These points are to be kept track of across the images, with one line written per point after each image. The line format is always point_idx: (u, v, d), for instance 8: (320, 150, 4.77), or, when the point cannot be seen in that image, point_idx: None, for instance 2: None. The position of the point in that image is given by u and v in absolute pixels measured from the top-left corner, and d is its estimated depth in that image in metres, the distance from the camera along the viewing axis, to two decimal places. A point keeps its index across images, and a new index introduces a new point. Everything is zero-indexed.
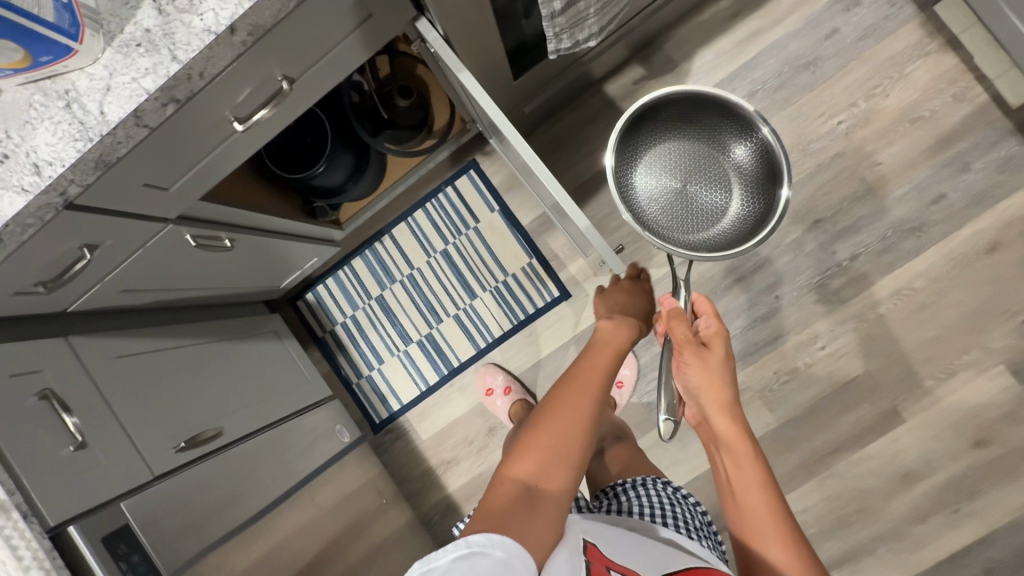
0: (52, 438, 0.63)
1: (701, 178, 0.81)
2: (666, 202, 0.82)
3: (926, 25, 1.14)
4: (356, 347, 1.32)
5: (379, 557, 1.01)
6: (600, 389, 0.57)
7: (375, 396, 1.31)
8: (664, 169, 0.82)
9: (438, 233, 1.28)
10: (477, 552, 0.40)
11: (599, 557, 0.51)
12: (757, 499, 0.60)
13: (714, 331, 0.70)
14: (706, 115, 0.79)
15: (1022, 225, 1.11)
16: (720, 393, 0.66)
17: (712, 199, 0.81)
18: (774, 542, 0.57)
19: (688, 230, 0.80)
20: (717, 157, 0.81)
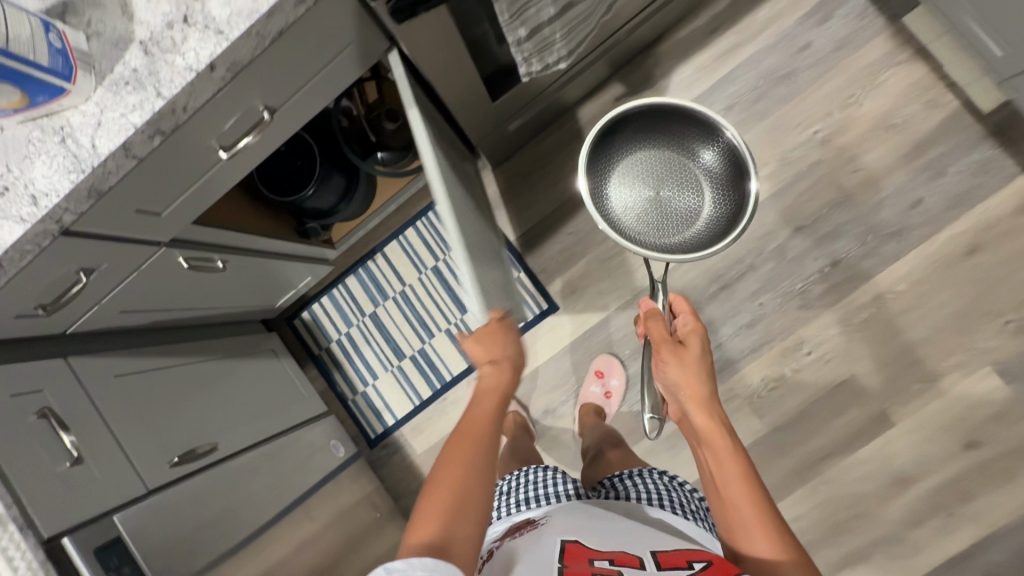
0: (50, 454, 0.66)
1: (673, 183, 0.85)
2: (641, 209, 0.85)
3: (897, 36, 1.18)
4: (351, 364, 1.35)
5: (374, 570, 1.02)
6: (490, 434, 0.56)
7: (370, 411, 1.34)
8: (639, 178, 0.86)
9: (429, 250, 1.32)
10: None
11: (579, 555, 0.53)
12: (737, 484, 0.58)
13: (691, 329, 0.74)
14: (673, 124, 0.82)
15: (1001, 227, 1.12)
16: (696, 388, 0.65)
17: (685, 203, 0.84)
18: (757, 528, 0.55)
19: (665, 234, 0.84)
20: (687, 163, 0.84)
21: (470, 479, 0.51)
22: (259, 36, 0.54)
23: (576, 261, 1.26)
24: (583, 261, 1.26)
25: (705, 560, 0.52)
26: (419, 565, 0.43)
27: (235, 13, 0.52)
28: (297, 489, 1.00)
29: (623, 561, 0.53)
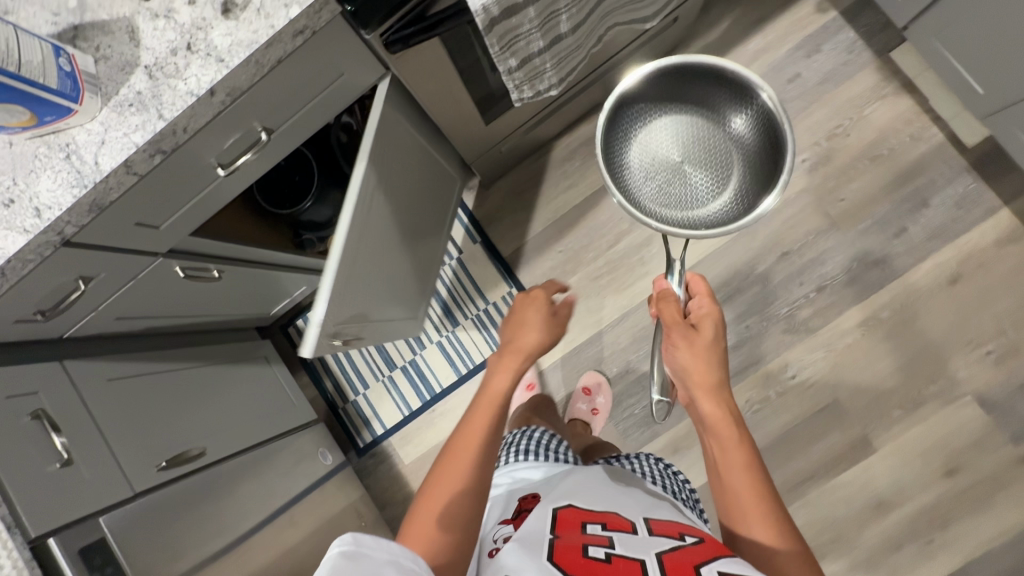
0: (40, 456, 0.68)
1: (699, 154, 0.75)
2: (662, 179, 0.75)
3: (882, 69, 1.21)
4: (342, 372, 1.37)
5: None
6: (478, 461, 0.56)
7: (360, 420, 1.35)
8: (662, 145, 0.76)
9: None
10: (363, 552, 0.44)
11: (571, 522, 0.57)
12: (739, 473, 0.59)
13: (706, 313, 0.72)
14: (701, 86, 0.71)
15: (982, 258, 1.14)
16: (706, 374, 0.65)
17: (712, 175, 0.74)
18: (754, 516, 0.57)
19: (687, 208, 0.74)
20: (716, 129, 0.74)
21: (452, 501, 0.53)
22: (258, 64, 0.57)
23: (567, 278, 1.28)
24: (574, 278, 1.28)
25: (698, 535, 0.56)
26: (379, 549, 0.45)
27: (236, 42, 0.55)
28: (283, 496, 1.02)
29: (615, 525, 0.57)
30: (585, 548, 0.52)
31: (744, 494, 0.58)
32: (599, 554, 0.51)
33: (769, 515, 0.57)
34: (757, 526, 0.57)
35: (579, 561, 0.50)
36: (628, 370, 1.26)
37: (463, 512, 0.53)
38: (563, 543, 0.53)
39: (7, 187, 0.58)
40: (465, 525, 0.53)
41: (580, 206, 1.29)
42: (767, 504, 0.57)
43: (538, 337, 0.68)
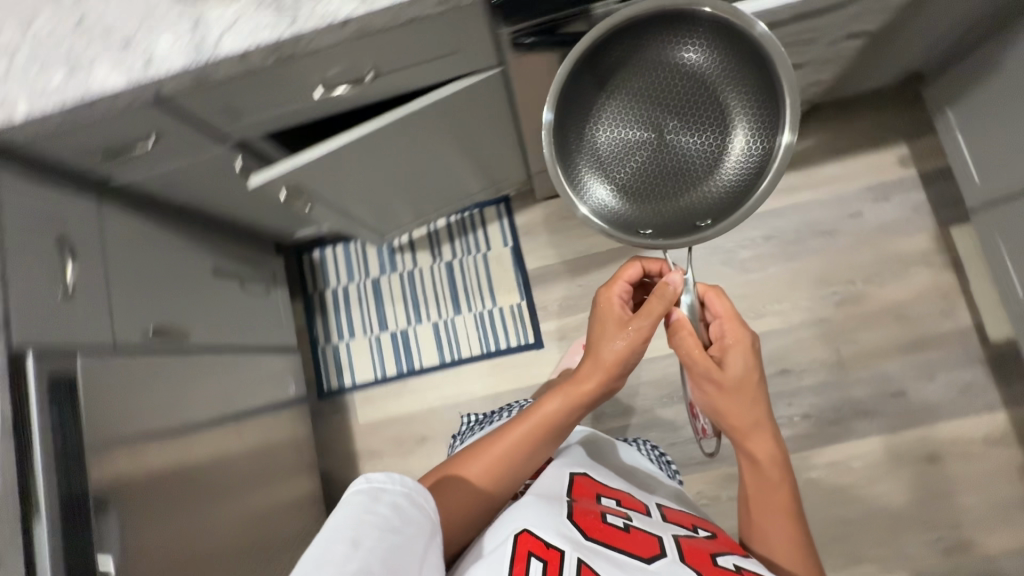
0: (49, 276, 0.71)
1: (678, 137, 0.54)
2: (611, 150, 0.55)
3: (939, 239, 1.24)
4: (335, 315, 1.39)
5: (267, 511, 1.05)
6: (500, 464, 0.72)
7: (333, 365, 1.38)
8: (649, 101, 0.54)
9: (450, 246, 1.38)
10: (379, 487, 0.54)
11: (586, 494, 0.79)
12: (777, 505, 0.71)
13: (734, 345, 0.70)
14: (724, 58, 0.53)
15: (964, 449, 1.16)
16: (742, 416, 0.70)
17: (672, 182, 0.54)
18: (779, 541, 0.70)
19: (621, 193, 0.55)
20: (713, 124, 0.54)
21: (467, 494, 0.71)
22: (396, 13, 0.60)
23: (577, 313, 1.31)
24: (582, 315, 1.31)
25: (708, 530, 0.79)
26: (394, 481, 0.56)
27: None
28: (240, 404, 1.03)
29: (624, 503, 0.79)
30: (604, 518, 0.72)
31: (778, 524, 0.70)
32: (616, 523, 0.72)
33: (795, 539, 0.70)
34: (785, 551, 0.70)
35: (598, 524, 0.70)
36: (598, 420, 1.28)
37: (467, 503, 0.70)
38: (581, 509, 0.74)
39: (130, 30, 0.62)
40: (471, 506, 0.71)
41: (615, 251, 1.32)
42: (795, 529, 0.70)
43: (618, 351, 0.74)
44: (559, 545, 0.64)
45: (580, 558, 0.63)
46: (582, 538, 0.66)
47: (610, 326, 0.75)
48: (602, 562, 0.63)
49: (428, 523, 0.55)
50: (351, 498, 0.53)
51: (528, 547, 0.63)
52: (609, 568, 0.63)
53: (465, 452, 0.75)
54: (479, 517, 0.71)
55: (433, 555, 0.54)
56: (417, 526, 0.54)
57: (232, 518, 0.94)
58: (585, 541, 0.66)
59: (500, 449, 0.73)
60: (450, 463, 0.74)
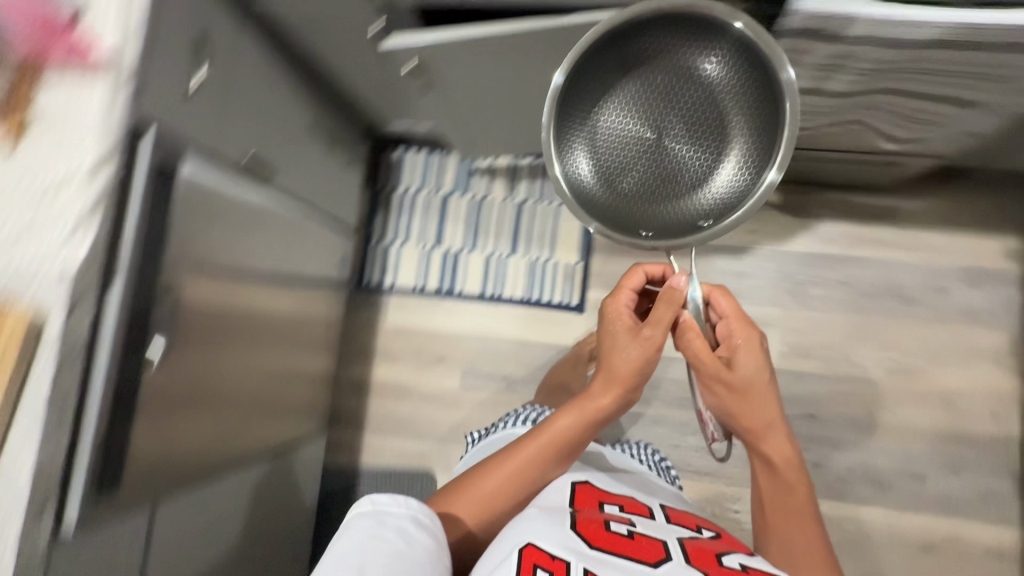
0: (185, 65, 0.70)
1: (676, 142, 0.58)
2: (609, 139, 0.59)
3: (1017, 343, 1.18)
4: (396, 215, 1.41)
5: (286, 367, 1.09)
6: (505, 480, 0.80)
7: (379, 262, 1.40)
8: (663, 101, 0.58)
9: (527, 187, 1.37)
10: (383, 510, 0.63)
11: (587, 502, 0.79)
12: (787, 501, 0.78)
13: (742, 347, 0.79)
14: (740, 83, 0.56)
15: (962, 551, 1.13)
16: (756, 417, 0.78)
17: (661, 183, 0.58)
18: (793, 541, 0.75)
19: (608, 180, 0.59)
20: (708, 140, 0.58)
21: (473, 504, 0.78)
22: None
23: None
24: None
25: (714, 530, 0.80)
26: (398, 504, 0.65)
27: None
28: (295, 261, 1.06)
29: (626, 510, 0.79)
30: (607, 526, 0.73)
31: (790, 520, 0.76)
32: (619, 530, 0.73)
33: (809, 539, 0.75)
34: (801, 551, 0.74)
35: (601, 533, 0.71)
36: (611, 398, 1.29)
37: (473, 514, 0.78)
38: (585, 518, 0.74)
39: None
40: (476, 516, 0.78)
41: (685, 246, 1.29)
42: (807, 528, 0.76)
43: (636, 367, 0.79)
44: (564, 556, 0.65)
45: (585, 565, 0.64)
46: (587, 547, 0.67)
47: (626, 338, 0.80)
48: (608, 570, 0.64)
49: (432, 540, 0.64)
50: (356, 519, 0.62)
51: (533, 560, 0.64)
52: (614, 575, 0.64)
53: (485, 463, 0.82)
54: (482, 530, 0.78)
55: (441, 564, 0.63)
56: (423, 544, 0.62)
57: (260, 360, 0.99)
58: (590, 551, 0.66)
59: (514, 460, 0.80)
60: (468, 475, 0.82)
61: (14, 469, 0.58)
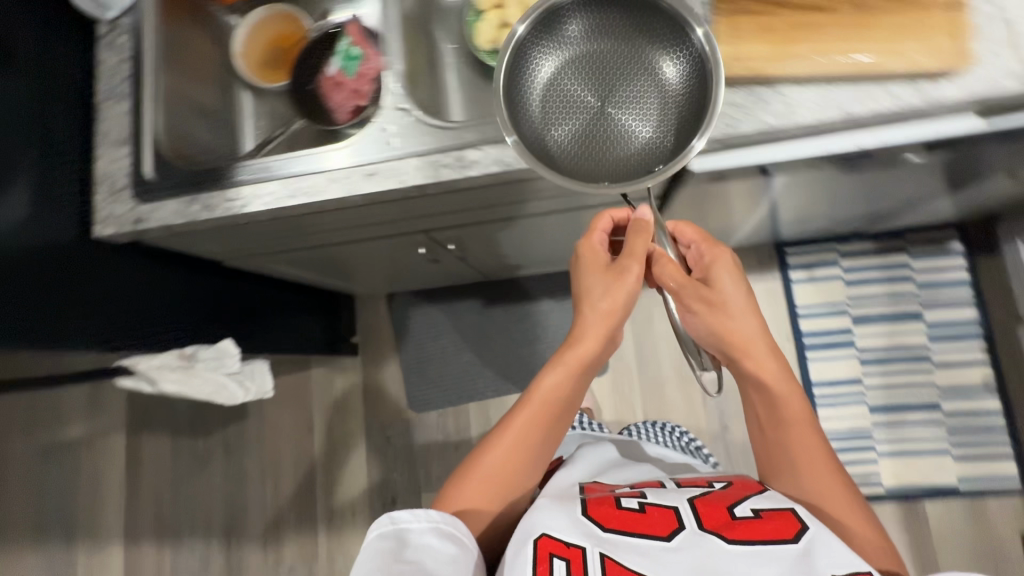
0: None
1: (596, 111, 0.51)
2: (562, 69, 0.52)
3: None
4: (874, 264, 1.24)
5: (724, 226, 1.02)
6: (495, 454, 0.62)
7: (814, 259, 1.26)
8: (620, 77, 0.52)
9: (955, 409, 1.17)
10: (400, 527, 0.52)
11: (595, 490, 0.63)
12: (796, 431, 0.59)
13: (716, 260, 0.63)
14: (684, 118, 0.50)
15: None
16: (741, 329, 0.61)
17: (558, 124, 0.51)
18: (813, 485, 0.57)
19: (525, 83, 0.52)
20: (635, 131, 0.51)
21: (484, 489, 0.60)
22: None
23: None
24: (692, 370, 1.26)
25: (727, 484, 0.62)
26: (418, 518, 0.53)
27: None
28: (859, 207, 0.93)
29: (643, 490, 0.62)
30: (620, 501, 0.56)
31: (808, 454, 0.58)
32: (633, 503, 0.55)
33: (835, 479, 0.57)
34: (832, 501, 0.56)
35: (617, 510, 0.54)
36: None
37: (490, 494, 0.61)
38: (595, 499, 0.57)
39: None
40: (490, 497, 0.61)
41: None
42: (827, 470, 0.58)
43: (610, 309, 0.63)
44: (580, 542, 0.50)
45: (603, 552, 0.49)
46: (600, 531, 0.51)
47: (609, 277, 0.63)
48: (630, 558, 0.48)
49: (463, 555, 0.53)
50: (373, 549, 0.51)
51: (547, 550, 0.50)
52: (638, 563, 0.48)
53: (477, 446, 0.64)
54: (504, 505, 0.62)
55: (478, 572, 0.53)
56: (451, 557, 0.52)
57: (751, 209, 0.91)
58: (606, 534, 0.51)
59: (507, 432, 0.62)
60: (464, 463, 0.63)
61: (769, 107, 0.53)
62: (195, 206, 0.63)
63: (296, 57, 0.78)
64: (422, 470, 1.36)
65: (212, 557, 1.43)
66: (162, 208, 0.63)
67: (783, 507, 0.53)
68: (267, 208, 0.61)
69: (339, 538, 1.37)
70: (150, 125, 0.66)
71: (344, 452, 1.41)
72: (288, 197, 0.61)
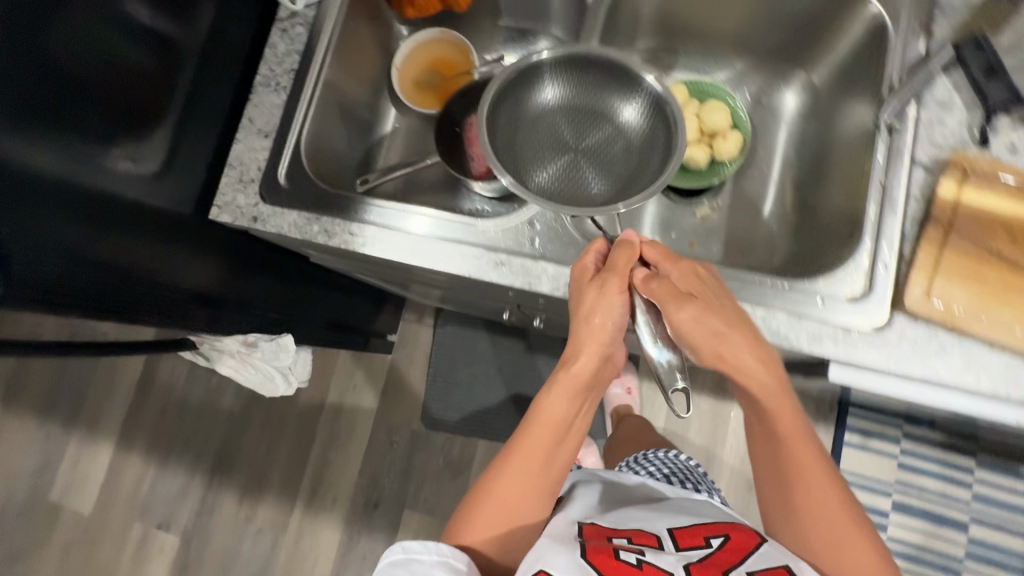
0: None
1: (570, 158, 0.61)
2: (546, 122, 0.61)
3: None
4: (936, 457, 1.17)
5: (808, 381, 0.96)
6: (502, 486, 0.50)
7: (876, 430, 1.19)
8: (585, 126, 0.61)
9: None
10: (409, 558, 0.46)
11: (596, 531, 0.50)
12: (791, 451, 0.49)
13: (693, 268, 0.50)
14: (640, 164, 0.59)
15: None
16: (722, 342, 0.47)
17: (538, 165, 0.60)
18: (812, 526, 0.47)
19: (509, 126, 0.59)
20: (599, 174, 0.60)
21: (494, 527, 0.50)
22: None
23: None
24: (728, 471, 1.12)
25: (721, 532, 0.49)
26: (429, 550, 0.47)
27: None
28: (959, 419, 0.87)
29: (641, 536, 0.49)
30: (616, 551, 0.45)
31: (809, 488, 0.48)
32: (629, 558, 0.45)
33: (843, 515, 0.47)
34: (840, 540, 0.47)
35: (614, 564, 0.44)
36: None
37: (501, 529, 0.50)
38: (593, 546, 0.46)
39: None
40: (503, 533, 0.50)
41: None
42: (833, 500, 0.48)
43: (601, 326, 0.50)
44: None
45: None
46: None
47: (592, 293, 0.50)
48: None
49: None
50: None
51: None
52: None
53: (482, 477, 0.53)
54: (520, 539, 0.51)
55: None
56: None
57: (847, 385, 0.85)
58: None
59: (502, 469, 0.51)
60: (468, 496, 0.52)
61: (947, 353, 0.48)
62: (315, 227, 0.61)
63: (454, 91, 0.75)
64: (413, 485, 1.35)
65: (190, 489, 1.44)
66: (282, 217, 0.62)
67: (776, 565, 0.44)
68: (384, 255, 0.59)
69: (313, 519, 1.37)
70: (299, 129, 0.64)
71: (345, 440, 1.40)
72: (409, 254, 0.59)
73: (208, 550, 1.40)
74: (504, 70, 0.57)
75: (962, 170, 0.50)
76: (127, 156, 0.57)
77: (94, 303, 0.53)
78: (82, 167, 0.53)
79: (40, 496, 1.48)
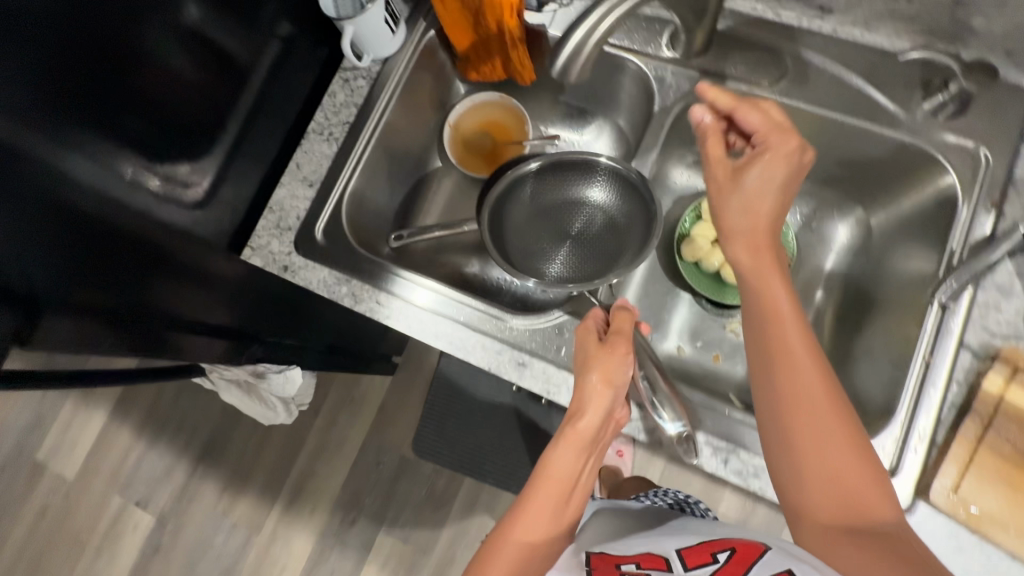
0: None
1: (568, 245, 0.65)
2: (541, 217, 0.66)
3: None
4: None
5: None
6: (512, 540, 0.46)
7: None
8: (577, 212, 0.66)
9: None
10: None
11: (601, 560, 0.44)
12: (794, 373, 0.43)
13: (773, 135, 0.46)
14: (629, 239, 0.63)
15: None
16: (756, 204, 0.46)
17: (538, 257, 0.65)
18: (811, 467, 0.42)
19: (508, 229, 0.66)
20: (595, 254, 0.64)
21: None
22: None
23: None
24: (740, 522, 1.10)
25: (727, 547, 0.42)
26: None
27: None
28: None
29: (648, 560, 0.43)
30: None
31: (805, 414, 0.42)
32: None
33: (863, 472, 0.41)
34: (853, 494, 0.41)
35: None
36: None
37: None
38: None
39: None
40: None
41: None
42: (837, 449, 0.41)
43: (602, 383, 0.50)
44: None
45: None
46: None
47: (600, 353, 0.52)
48: None
49: None
50: None
51: None
52: None
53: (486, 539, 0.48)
54: None
55: None
56: None
57: None
58: None
59: (513, 525, 0.46)
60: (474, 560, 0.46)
61: (966, 556, 0.46)
62: (344, 288, 0.61)
63: (506, 158, 0.74)
64: (392, 510, 1.35)
65: (173, 473, 1.45)
66: (313, 271, 0.61)
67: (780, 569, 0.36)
68: (407, 332, 0.59)
69: (289, 525, 1.37)
70: (345, 184, 0.64)
71: (333, 452, 1.40)
72: (432, 335, 0.58)
73: (181, 537, 1.41)
74: (497, 182, 0.65)
75: (1012, 366, 0.48)
76: (157, 174, 0.58)
77: (113, 314, 0.51)
78: (110, 181, 0.52)
79: (28, 455, 1.50)
